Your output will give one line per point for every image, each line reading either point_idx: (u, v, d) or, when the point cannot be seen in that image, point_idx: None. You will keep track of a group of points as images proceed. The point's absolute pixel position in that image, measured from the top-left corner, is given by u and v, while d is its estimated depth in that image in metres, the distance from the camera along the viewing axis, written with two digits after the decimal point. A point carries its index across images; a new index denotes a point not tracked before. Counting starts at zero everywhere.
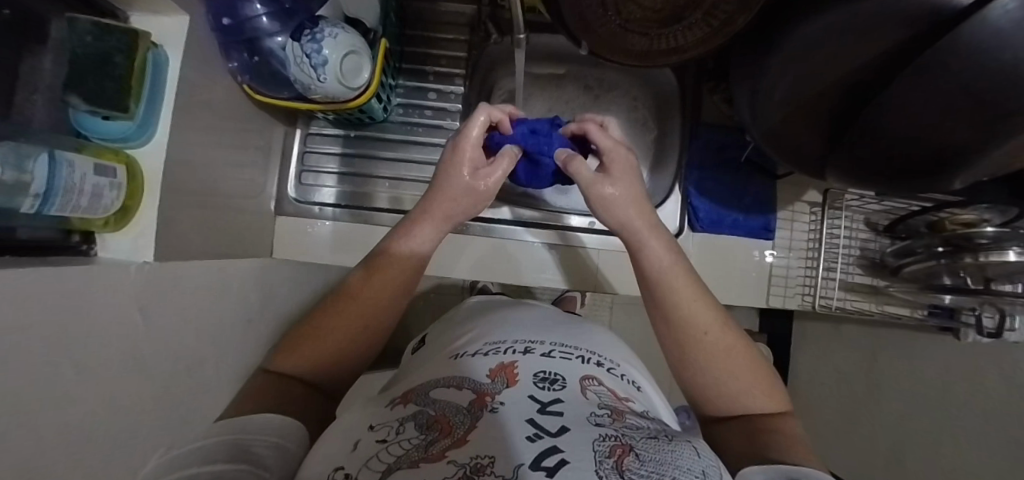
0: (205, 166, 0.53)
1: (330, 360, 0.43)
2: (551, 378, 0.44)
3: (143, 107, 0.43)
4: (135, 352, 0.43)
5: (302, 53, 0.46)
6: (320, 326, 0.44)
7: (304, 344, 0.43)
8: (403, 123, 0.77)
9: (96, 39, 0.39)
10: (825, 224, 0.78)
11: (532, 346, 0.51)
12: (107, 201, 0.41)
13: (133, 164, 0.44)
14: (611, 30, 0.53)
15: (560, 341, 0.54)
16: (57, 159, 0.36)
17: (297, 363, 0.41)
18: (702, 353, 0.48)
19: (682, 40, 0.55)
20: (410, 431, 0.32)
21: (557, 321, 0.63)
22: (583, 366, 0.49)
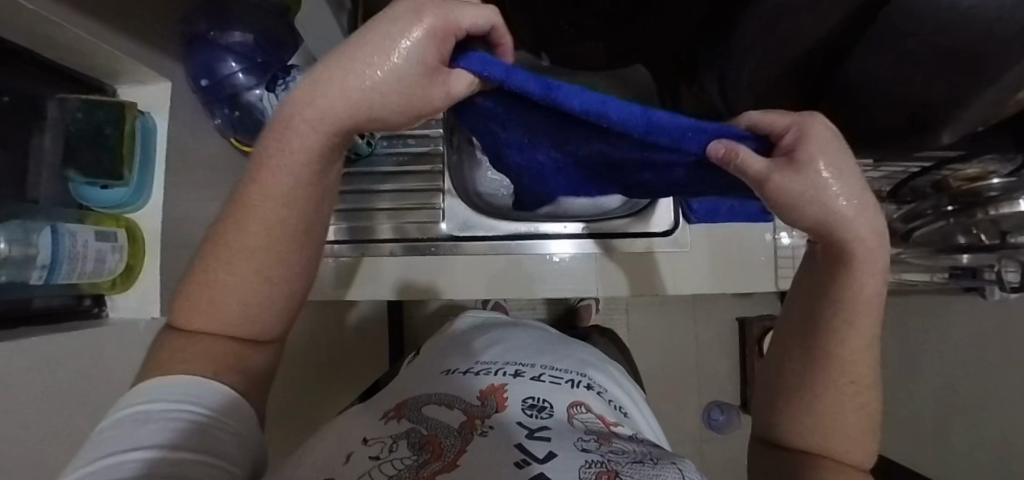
0: (198, 219, 0.55)
1: (244, 311, 0.32)
2: (539, 406, 0.45)
3: (137, 172, 0.46)
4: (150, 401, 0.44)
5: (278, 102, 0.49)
6: (222, 270, 0.31)
7: (208, 300, 0.31)
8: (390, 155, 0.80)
9: (86, 115, 0.43)
10: None
11: (524, 369, 0.52)
12: (110, 264, 0.43)
13: (133, 226, 0.46)
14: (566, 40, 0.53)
15: (550, 364, 0.56)
16: (58, 230, 0.38)
17: (207, 308, 0.31)
18: (830, 394, 0.36)
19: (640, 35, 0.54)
20: (403, 450, 0.35)
21: (543, 339, 0.64)
22: (573, 392, 0.51)
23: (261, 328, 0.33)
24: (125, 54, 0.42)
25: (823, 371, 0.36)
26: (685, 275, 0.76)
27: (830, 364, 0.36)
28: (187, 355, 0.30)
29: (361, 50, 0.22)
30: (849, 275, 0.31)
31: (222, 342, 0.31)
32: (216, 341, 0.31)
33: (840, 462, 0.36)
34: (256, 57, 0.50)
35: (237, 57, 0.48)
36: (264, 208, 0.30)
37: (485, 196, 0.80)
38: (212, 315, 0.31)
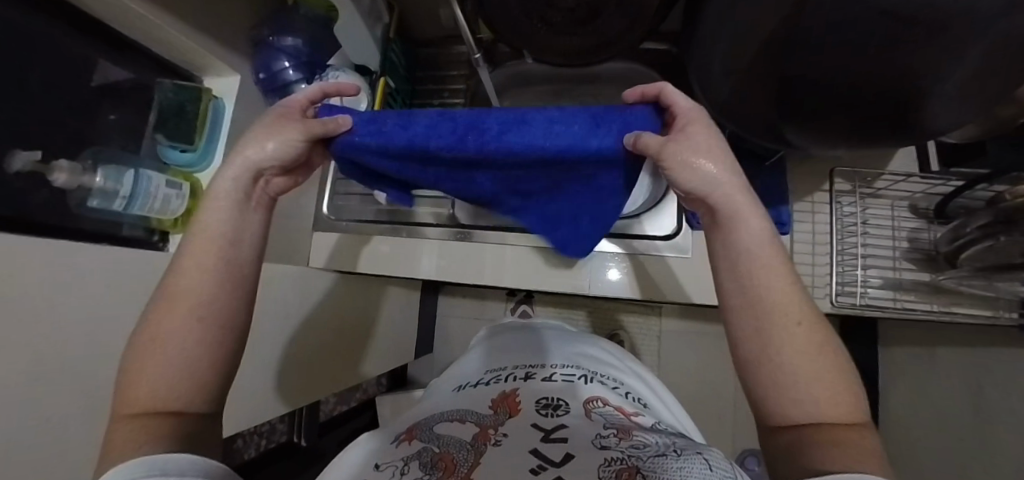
0: None
1: (178, 379, 0.30)
2: (551, 404, 0.42)
3: (205, 140, 0.59)
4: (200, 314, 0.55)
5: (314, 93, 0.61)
6: (158, 343, 0.30)
7: (138, 367, 0.29)
8: None
9: (175, 94, 0.58)
10: (863, 213, 0.64)
11: (533, 370, 0.51)
12: (174, 207, 0.54)
13: (197, 183, 0.59)
14: (542, 38, 0.59)
15: (559, 363, 0.53)
16: (140, 174, 0.50)
17: (141, 397, 0.28)
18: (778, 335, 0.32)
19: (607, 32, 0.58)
20: (412, 470, 0.29)
21: (541, 342, 0.61)
22: (589, 387, 0.47)
23: (203, 391, 0.31)
24: (207, 50, 0.57)
25: (749, 336, 0.33)
26: (703, 283, 0.76)
27: (753, 330, 0.33)
28: (134, 433, 0.26)
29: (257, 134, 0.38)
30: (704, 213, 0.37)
31: (167, 416, 0.28)
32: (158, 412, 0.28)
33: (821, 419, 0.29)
34: (302, 57, 0.62)
35: (289, 58, 0.61)
36: (185, 280, 0.32)
37: None
38: (143, 376, 0.29)
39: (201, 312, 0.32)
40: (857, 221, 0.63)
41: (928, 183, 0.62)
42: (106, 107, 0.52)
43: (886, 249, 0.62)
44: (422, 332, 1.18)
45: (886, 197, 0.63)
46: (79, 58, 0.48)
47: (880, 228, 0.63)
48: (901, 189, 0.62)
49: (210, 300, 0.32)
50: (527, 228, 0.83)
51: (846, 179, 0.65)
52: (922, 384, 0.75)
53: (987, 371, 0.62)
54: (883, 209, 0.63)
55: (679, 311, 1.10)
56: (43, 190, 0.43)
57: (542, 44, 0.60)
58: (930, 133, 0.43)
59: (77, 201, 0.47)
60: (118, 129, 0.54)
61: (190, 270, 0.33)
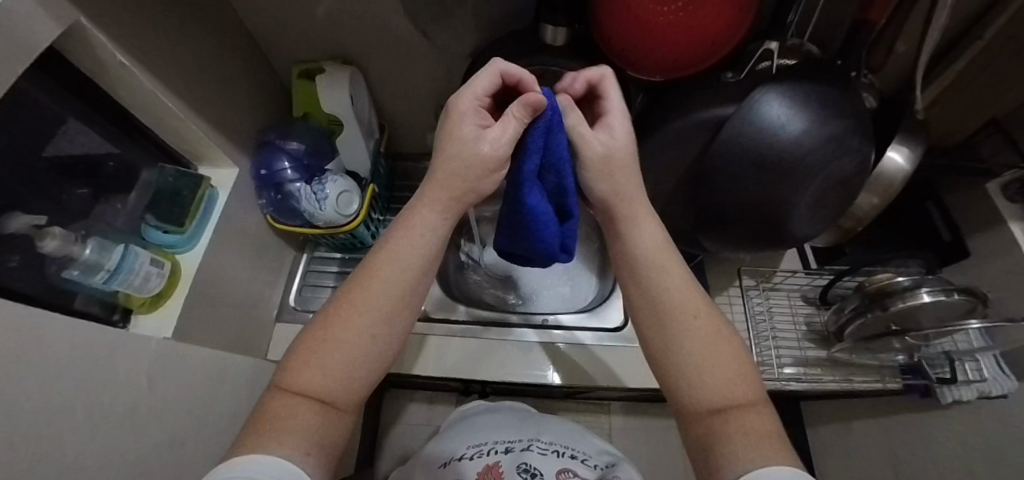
0: (224, 269, 0.66)
1: (335, 374, 0.35)
2: (529, 472, 0.51)
3: (195, 224, 0.61)
4: (139, 410, 0.48)
5: (312, 192, 0.69)
6: (316, 341, 0.36)
7: (307, 353, 0.36)
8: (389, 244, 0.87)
9: (174, 179, 0.62)
10: (768, 302, 0.78)
11: (512, 443, 0.57)
12: (152, 286, 0.53)
13: (176, 265, 0.59)
14: None
15: (538, 436, 0.59)
16: (129, 250, 0.51)
17: (306, 379, 0.34)
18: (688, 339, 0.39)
19: None
20: None
21: (524, 416, 0.66)
22: (560, 459, 0.54)
23: (352, 400, 0.36)
24: (215, 144, 0.62)
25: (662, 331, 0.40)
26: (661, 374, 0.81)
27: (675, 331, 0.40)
28: (283, 417, 0.32)
29: (467, 119, 0.38)
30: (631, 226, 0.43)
31: (313, 406, 0.34)
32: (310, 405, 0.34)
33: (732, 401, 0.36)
34: (304, 161, 0.72)
35: (290, 161, 0.70)
36: (378, 277, 0.38)
37: (466, 291, 0.93)
38: (312, 366, 0.35)
39: (365, 322, 0.37)
40: (766, 308, 0.78)
41: (808, 280, 0.79)
42: (77, 182, 0.51)
43: (790, 331, 0.76)
44: (367, 444, 1.06)
45: (784, 289, 0.79)
46: (84, 136, 0.50)
47: (784, 313, 0.77)
48: (790, 284, 0.79)
49: (380, 309, 0.38)
50: (492, 320, 0.87)
51: (749, 274, 0.80)
52: (849, 459, 0.83)
53: (895, 434, 0.72)
54: (784, 298, 0.78)
55: (633, 407, 1.13)
56: (7, 258, 0.40)
57: None
58: (807, 235, 0.59)
59: (55, 270, 0.46)
60: (85, 205, 0.52)
61: (367, 286, 0.38)
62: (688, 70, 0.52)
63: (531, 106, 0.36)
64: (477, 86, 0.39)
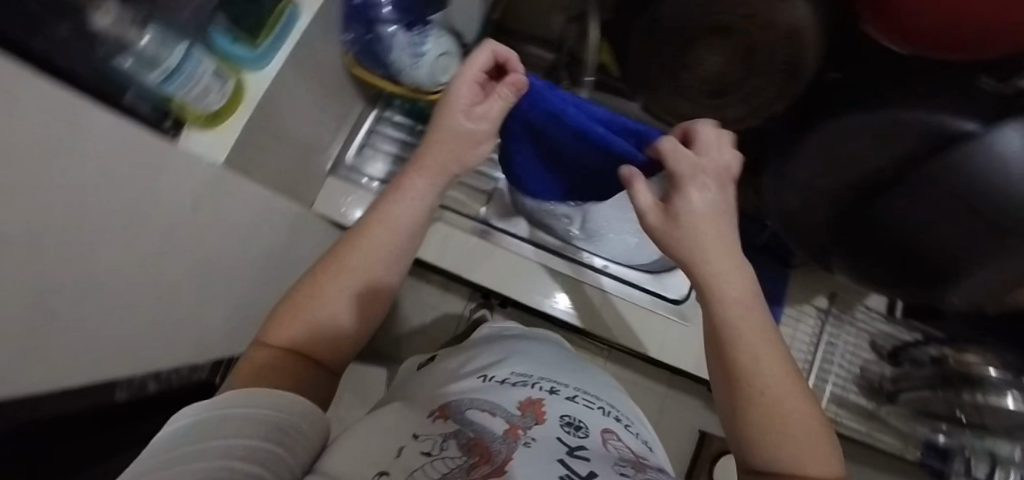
0: (288, 101, 0.58)
1: (311, 330, 0.37)
2: (575, 423, 0.43)
3: (268, 42, 0.52)
4: (180, 230, 0.45)
5: (410, 41, 0.56)
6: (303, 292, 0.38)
7: (288, 313, 0.37)
8: None
9: None
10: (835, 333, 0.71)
11: (557, 386, 0.51)
12: (210, 101, 0.47)
13: (241, 84, 0.52)
14: (664, 92, 0.52)
15: (582, 387, 0.53)
16: (192, 53, 0.44)
17: (286, 329, 0.36)
18: (750, 395, 0.30)
19: (725, 116, 0.52)
20: (450, 448, 0.32)
21: (568, 364, 0.61)
22: (602, 419, 0.48)
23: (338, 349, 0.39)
24: None
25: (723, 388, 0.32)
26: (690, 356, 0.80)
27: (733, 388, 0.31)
28: (255, 377, 0.32)
29: (459, 105, 0.41)
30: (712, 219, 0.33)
31: (288, 354, 0.35)
32: (285, 355, 0.35)
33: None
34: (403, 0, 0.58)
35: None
36: (363, 240, 0.39)
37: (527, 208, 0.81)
38: (291, 324, 0.36)
39: (352, 290, 0.38)
40: (831, 338, 0.71)
41: (890, 329, 0.71)
42: None
43: (843, 369, 0.70)
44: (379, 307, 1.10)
45: (857, 327, 0.72)
46: None
47: (845, 350, 0.71)
48: (866, 326, 0.72)
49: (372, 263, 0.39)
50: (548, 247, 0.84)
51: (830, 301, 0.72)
52: None
53: None
54: (853, 336, 0.71)
55: None
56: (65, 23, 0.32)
57: (658, 93, 0.53)
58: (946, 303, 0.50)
59: (106, 54, 0.36)
60: None
61: (353, 247, 0.39)
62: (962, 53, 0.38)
63: (516, 84, 0.40)
64: (473, 61, 0.40)
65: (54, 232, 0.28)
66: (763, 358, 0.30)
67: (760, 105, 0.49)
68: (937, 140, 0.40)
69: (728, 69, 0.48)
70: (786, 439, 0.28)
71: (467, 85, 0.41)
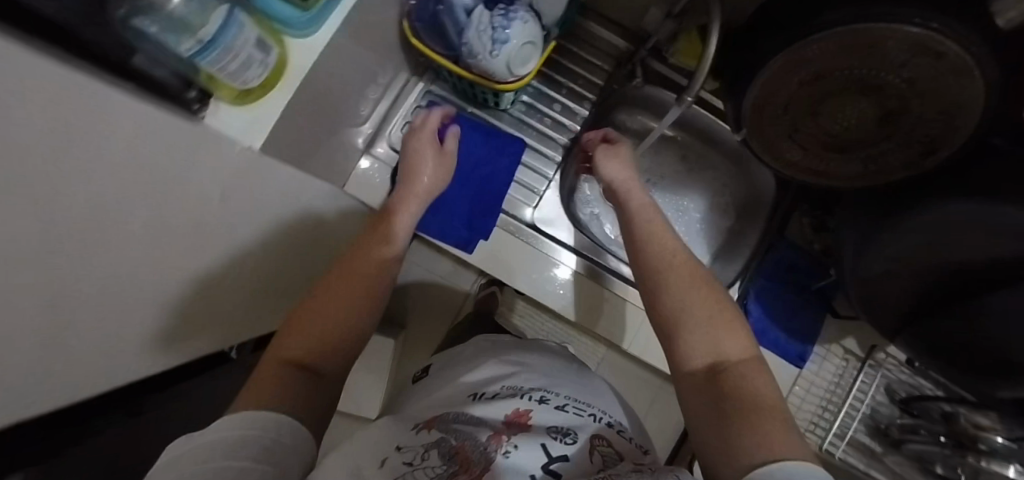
0: (330, 71, 0.49)
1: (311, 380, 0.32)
2: (562, 433, 0.34)
3: (320, 5, 0.43)
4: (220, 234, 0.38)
5: (490, 23, 0.46)
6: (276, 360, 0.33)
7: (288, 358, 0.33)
8: (518, 122, 0.64)
9: None
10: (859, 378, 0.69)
11: (548, 395, 0.41)
12: (249, 78, 0.39)
13: (282, 51, 0.43)
14: (778, 135, 0.47)
15: (576, 393, 0.43)
16: (233, 16, 0.35)
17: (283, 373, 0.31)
18: (695, 321, 0.38)
19: (834, 169, 0.48)
20: (432, 462, 0.30)
21: (568, 366, 0.49)
22: (597, 426, 0.38)
23: (331, 395, 0.34)
24: None
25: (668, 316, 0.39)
26: None
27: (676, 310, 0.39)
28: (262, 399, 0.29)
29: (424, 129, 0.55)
30: (644, 216, 0.48)
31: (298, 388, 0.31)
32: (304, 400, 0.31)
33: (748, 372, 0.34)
34: None
35: None
36: (352, 268, 0.39)
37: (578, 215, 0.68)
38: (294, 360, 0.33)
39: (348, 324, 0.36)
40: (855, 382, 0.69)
41: (908, 378, 0.70)
42: None
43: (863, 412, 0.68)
44: None
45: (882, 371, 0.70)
46: None
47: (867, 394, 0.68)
48: (886, 372, 0.70)
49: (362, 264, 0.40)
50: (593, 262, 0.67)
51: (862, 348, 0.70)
52: None
53: None
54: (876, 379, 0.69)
55: None
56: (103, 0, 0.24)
57: (769, 133, 0.47)
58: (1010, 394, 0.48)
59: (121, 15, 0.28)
60: None
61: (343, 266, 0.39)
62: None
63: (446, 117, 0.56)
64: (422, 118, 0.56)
65: (51, 286, 0.22)
66: (695, 289, 0.40)
67: (878, 172, 0.46)
68: None
69: (850, 127, 0.44)
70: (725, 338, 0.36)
71: (433, 121, 0.55)
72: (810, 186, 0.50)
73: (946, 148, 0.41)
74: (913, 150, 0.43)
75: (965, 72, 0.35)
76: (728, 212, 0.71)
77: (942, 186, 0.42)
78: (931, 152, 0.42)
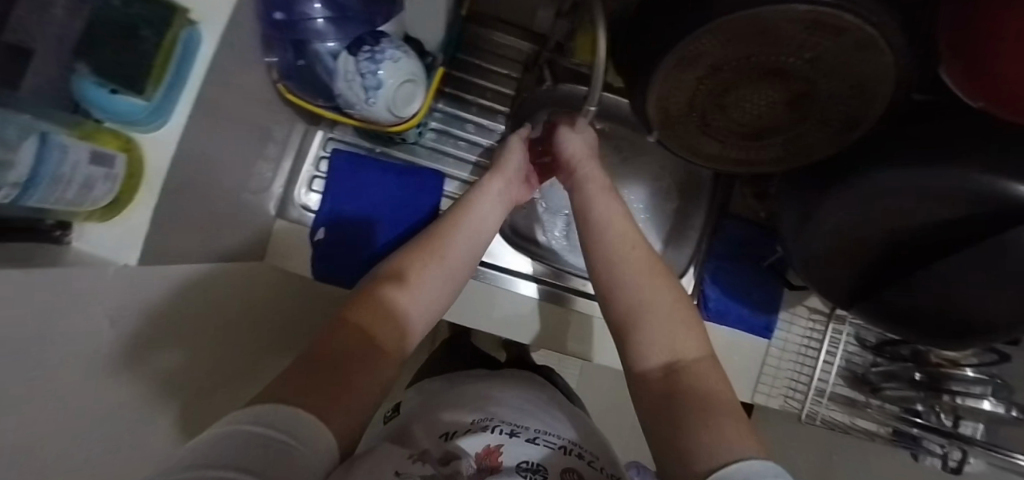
0: (205, 153, 0.46)
1: (350, 401, 0.33)
2: (533, 470, 0.40)
3: (162, 91, 0.38)
4: (133, 355, 0.37)
5: (356, 70, 0.41)
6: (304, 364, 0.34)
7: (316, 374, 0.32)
8: (433, 150, 0.61)
9: (126, 5, 0.34)
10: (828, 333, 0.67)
11: (517, 429, 0.47)
12: (98, 195, 0.34)
13: (133, 151, 0.38)
14: (690, 131, 0.44)
15: (545, 427, 0.48)
16: (51, 142, 0.29)
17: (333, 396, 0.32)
18: (648, 318, 0.40)
19: (755, 156, 0.45)
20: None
21: (534, 398, 0.55)
22: (566, 458, 0.43)
23: (355, 419, 0.33)
24: None
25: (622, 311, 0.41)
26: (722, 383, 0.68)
27: (631, 309, 0.41)
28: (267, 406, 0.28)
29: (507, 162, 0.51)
30: (589, 210, 0.48)
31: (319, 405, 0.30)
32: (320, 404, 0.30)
33: (703, 368, 0.37)
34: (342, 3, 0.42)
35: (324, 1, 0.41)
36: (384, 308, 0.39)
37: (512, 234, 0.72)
38: (319, 377, 0.33)
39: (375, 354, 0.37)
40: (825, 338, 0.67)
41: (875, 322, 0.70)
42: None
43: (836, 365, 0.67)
44: None
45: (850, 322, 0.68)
46: None
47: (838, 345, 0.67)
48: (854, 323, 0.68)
49: (389, 317, 0.39)
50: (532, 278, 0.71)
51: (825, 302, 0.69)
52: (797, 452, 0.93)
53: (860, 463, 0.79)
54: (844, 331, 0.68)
55: None
56: None
57: (680, 129, 0.44)
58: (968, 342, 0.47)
59: None
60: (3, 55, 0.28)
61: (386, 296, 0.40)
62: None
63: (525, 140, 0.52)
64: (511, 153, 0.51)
65: None
66: (652, 288, 0.42)
67: (800, 152, 0.43)
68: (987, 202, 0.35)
69: (764, 114, 0.41)
70: (682, 334, 0.39)
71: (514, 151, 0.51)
72: (735, 174, 0.47)
73: (867, 121, 0.38)
74: (831, 128, 0.40)
75: (871, 46, 0.31)
76: (668, 195, 0.70)
77: (869, 168, 0.40)
78: (850, 127, 0.39)
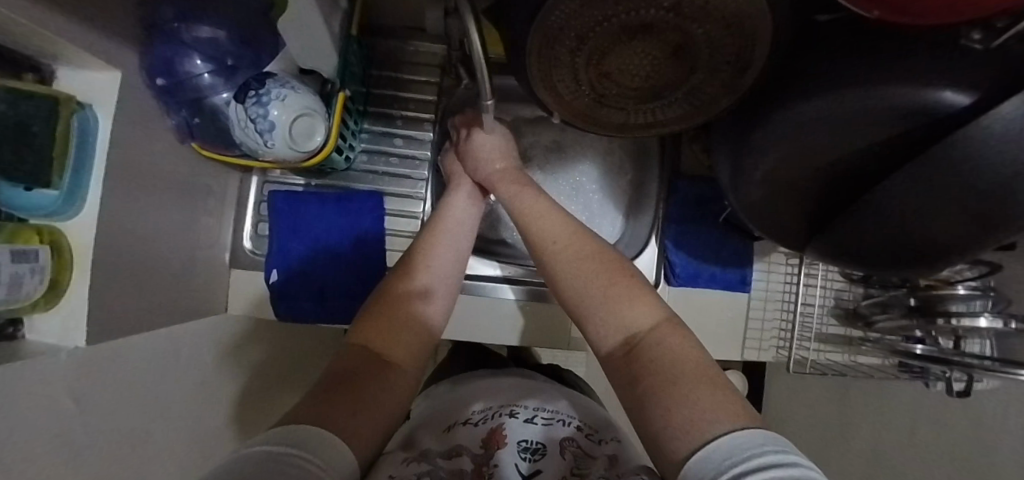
0: (138, 225, 0.47)
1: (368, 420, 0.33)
2: (533, 450, 0.41)
3: (69, 177, 0.37)
4: (92, 432, 0.38)
5: (247, 117, 0.45)
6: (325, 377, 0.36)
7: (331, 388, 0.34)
8: (367, 173, 0.62)
9: (9, 106, 0.32)
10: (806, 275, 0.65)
11: (516, 408, 0.47)
12: (30, 289, 0.33)
13: (58, 240, 0.37)
14: (588, 104, 0.43)
15: (539, 402, 0.48)
16: None
17: (359, 416, 0.32)
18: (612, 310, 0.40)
19: (663, 116, 0.44)
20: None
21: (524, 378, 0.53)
22: (563, 430, 0.44)
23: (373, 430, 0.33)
24: (70, 38, 0.34)
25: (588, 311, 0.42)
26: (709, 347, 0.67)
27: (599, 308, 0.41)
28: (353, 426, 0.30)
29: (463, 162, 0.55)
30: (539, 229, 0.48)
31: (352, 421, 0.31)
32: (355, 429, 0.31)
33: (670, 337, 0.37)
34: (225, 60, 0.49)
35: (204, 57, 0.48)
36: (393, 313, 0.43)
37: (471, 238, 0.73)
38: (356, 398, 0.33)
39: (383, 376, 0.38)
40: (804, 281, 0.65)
41: None
42: None
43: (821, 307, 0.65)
44: None
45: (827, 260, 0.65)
46: None
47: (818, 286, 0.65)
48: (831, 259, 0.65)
49: (399, 329, 0.42)
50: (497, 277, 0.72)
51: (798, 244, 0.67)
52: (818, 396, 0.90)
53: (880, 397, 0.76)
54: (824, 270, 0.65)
55: None
56: None
57: (577, 104, 0.43)
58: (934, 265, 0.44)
59: None
60: None
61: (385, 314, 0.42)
62: (971, 15, 0.23)
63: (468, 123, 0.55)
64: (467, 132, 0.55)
65: None
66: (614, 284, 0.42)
67: (703, 104, 0.42)
68: (908, 118, 0.32)
69: (653, 73, 0.39)
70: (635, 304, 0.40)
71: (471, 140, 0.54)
72: (650, 138, 0.46)
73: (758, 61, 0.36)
74: (724, 75, 0.39)
75: None
76: (618, 167, 0.69)
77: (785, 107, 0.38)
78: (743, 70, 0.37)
